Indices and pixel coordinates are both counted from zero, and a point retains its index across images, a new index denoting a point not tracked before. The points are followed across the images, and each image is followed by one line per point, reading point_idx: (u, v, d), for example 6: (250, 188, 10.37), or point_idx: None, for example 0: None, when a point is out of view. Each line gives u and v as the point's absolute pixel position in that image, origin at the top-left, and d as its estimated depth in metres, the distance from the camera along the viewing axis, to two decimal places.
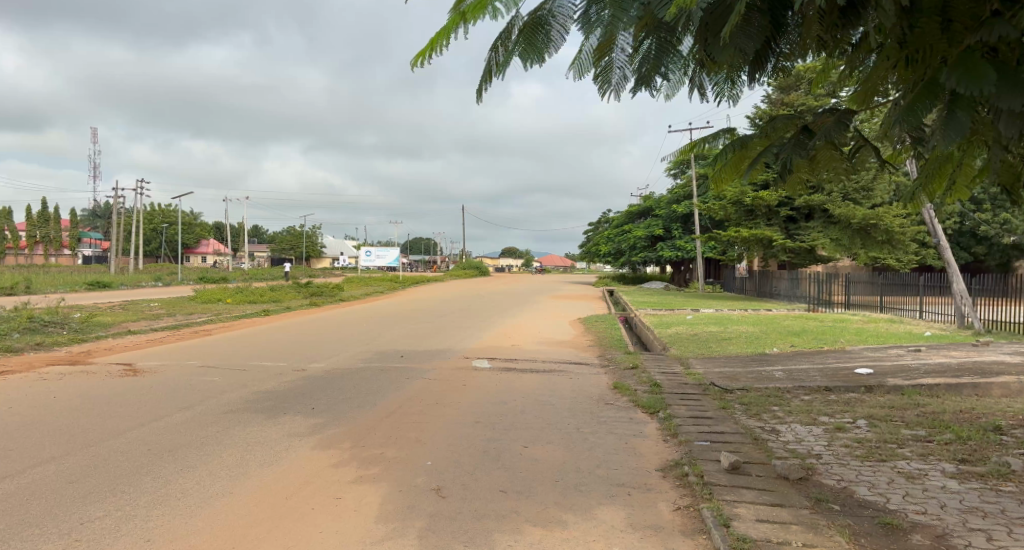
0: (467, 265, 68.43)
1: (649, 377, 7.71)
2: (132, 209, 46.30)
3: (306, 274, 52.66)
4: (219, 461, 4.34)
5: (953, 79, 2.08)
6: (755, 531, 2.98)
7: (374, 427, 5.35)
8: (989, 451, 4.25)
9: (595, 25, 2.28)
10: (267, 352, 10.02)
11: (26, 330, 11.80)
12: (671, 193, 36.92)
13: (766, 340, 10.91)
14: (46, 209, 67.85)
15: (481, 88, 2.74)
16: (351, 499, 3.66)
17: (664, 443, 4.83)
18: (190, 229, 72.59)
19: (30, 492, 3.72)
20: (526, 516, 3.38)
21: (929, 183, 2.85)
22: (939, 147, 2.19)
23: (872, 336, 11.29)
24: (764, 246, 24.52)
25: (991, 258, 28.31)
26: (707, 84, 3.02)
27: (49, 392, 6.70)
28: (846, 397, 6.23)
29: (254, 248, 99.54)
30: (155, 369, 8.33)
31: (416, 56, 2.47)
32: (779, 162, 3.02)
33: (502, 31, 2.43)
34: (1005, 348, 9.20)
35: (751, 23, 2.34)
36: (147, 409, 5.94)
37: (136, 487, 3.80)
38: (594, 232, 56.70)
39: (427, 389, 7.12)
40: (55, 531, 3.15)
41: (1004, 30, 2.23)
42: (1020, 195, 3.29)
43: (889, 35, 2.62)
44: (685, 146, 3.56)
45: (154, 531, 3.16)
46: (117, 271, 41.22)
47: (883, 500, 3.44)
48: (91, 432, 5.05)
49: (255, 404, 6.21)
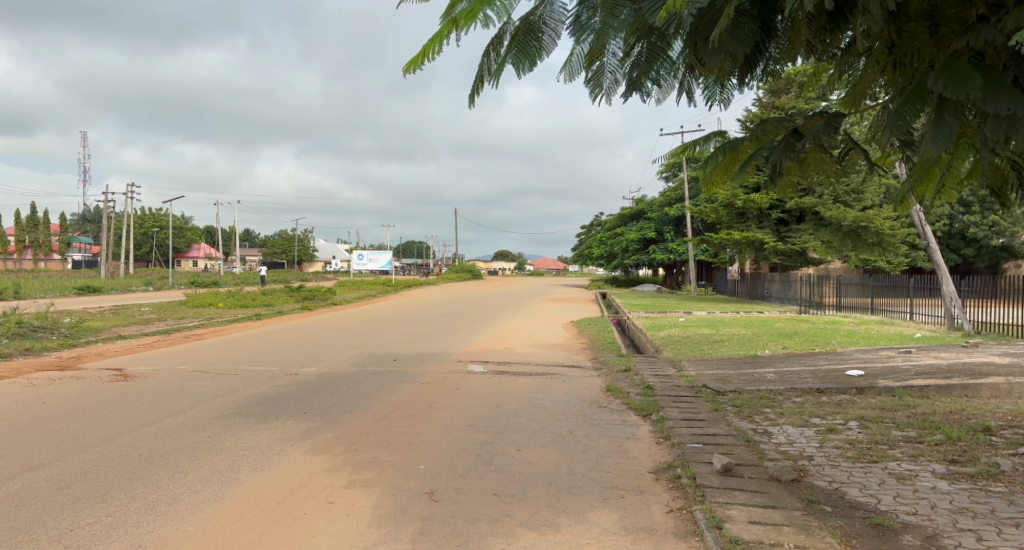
0: (461, 268, 68.53)
1: (642, 380, 7.69)
2: (123, 213, 46.14)
3: (296, 279, 51.84)
4: (210, 467, 4.29)
5: (941, 83, 2.09)
6: (747, 533, 2.98)
7: (367, 432, 5.32)
8: (979, 451, 4.28)
9: (585, 31, 2.26)
10: (260, 356, 9.99)
11: (14, 335, 11.70)
12: (664, 197, 36.64)
13: (758, 343, 10.96)
14: (33, 214, 67.35)
15: (474, 94, 2.73)
16: (343, 503, 3.63)
17: (657, 445, 4.85)
18: (180, 233, 72.10)
19: (20, 498, 3.68)
20: (519, 519, 3.37)
21: (918, 185, 2.87)
22: (929, 151, 2.20)
23: (863, 338, 11.36)
24: (756, 247, 24.63)
25: (979, 260, 28.76)
26: (697, 88, 3.03)
27: (39, 397, 6.66)
28: (838, 399, 6.25)
29: (246, 253, 99.29)
30: (147, 373, 8.28)
31: (409, 63, 2.45)
32: (770, 165, 3.00)
33: (493, 39, 2.45)
34: (994, 349, 9.29)
35: (740, 28, 2.34)
36: (137, 413, 5.90)
37: (126, 493, 3.76)
38: (588, 235, 56.81)
39: (418, 393, 7.07)
40: (45, 537, 3.12)
41: (990, 35, 2.25)
42: (1008, 198, 3.30)
43: (878, 38, 2.62)
44: (675, 149, 3.56)
45: (146, 537, 3.13)
46: (105, 275, 40.84)
47: (874, 501, 3.44)
48: (82, 438, 5.01)
49: (246, 409, 6.14)
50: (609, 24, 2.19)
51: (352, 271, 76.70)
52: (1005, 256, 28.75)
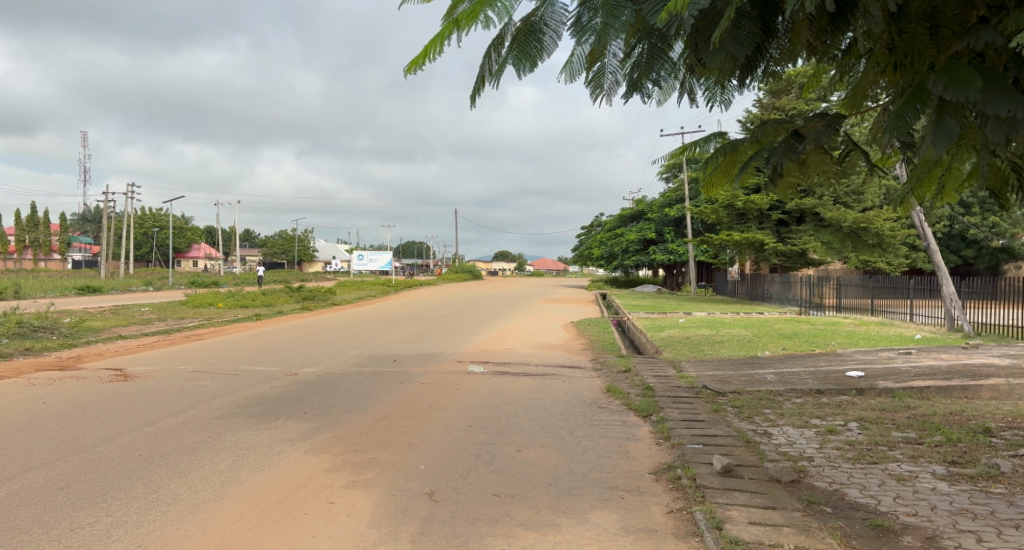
0: (461, 268, 68.57)
1: (642, 380, 7.70)
2: (122, 212, 46.11)
3: (295, 280, 51.70)
4: (210, 467, 4.29)
5: (941, 85, 2.10)
6: (747, 534, 2.99)
7: (367, 432, 5.33)
8: (979, 452, 4.29)
9: (586, 32, 2.26)
10: (260, 356, 9.98)
11: (14, 335, 11.70)
12: (664, 197, 36.64)
13: (757, 343, 10.98)
14: (33, 214, 67.34)
15: (475, 95, 2.73)
16: (343, 504, 3.63)
17: (657, 446, 4.85)
18: (180, 233, 72.08)
19: (20, 498, 3.68)
20: (519, 520, 3.37)
21: (918, 186, 2.87)
22: (928, 153, 2.20)
23: (863, 339, 11.33)
24: (755, 248, 24.60)
25: (980, 262, 28.81)
26: (698, 89, 3.04)
27: (39, 397, 6.65)
28: (838, 400, 6.26)
29: (247, 253, 99.35)
30: (147, 373, 8.29)
31: (409, 64, 2.45)
32: (771, 166, 3.02)
33: (494, 39, 2.45)
34: (994, 350, 9.31)
35: (741, 29, 2.34)
36: (137, 413, 5.89)
37: (127, 493, 3.76)
38: (588, 236, 56.83)
39: (418, 394, 7.07)
40: (45, 536, 3.12)
41: (990, 36, 2.26)
42: (1008, 199, 3.31)
43: (879, 40, 2.63)
44: (675, 150, 3.56)
45: (147, 536, 3.13)
46: (104, 275, 40.78)
47: (875, 502, 3.45)
48: (82, 437, 5.02)
49: (246, 410, 6.13)
50: (610, 24, 2.19)
51: (352, 271, 76.72)
52: (1005, 258, 28.79)
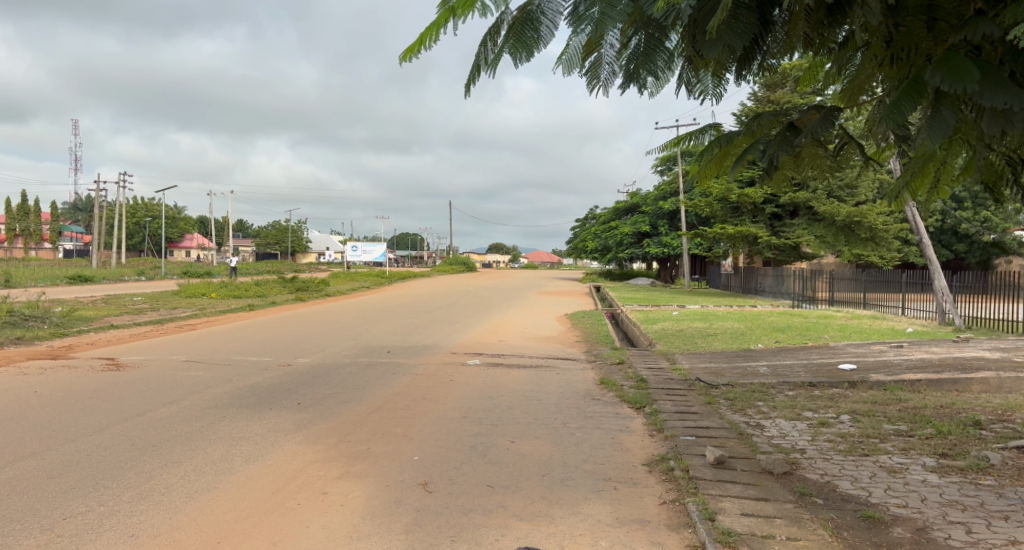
0: (456, 261, 68.43)
1: (636, 372, 7.75)
2: (114, 201, 45.76)
3: (289, 272, 50.85)
4: (203, 457, 4.27)
5: (938, 77, 2.08)
6: (740, 525, 3.00)
7: (361, 423, 5.31)
8: (969, 445, 4.33)
9: (583, 22, 2.24)
10: (253, 347, 9.90)
11: (4, 324, 11.55)
12: (658, 190, 36.73)
13: (750, 336, 11.07)
14: (24, 202, 66.62)
15: (470, 84, 2.70)
16: (337, 495, 3.62)
17: (651, 438, 4.86)
18: (173, 223, 71.70)
19: (10, 487, 3.64)
20: (513, 511, 3.37)
21: (914, 180, 2.86)
22: (924, 145, 2.18)
23: (855, 333, 11.44)
24: (749, 242, 24.67)
25: (971, 256, 29.01)
26: (695, 81, 3.01)
27: (29, 387, 6.55)
28: (830, 392, 6.31)
29: (240, 243, 98.97)
30: (138, 363, 8.20)
31: (405, 51, 2.41)
32: (766, 158, 2.99)
33: (491, 28, 2.41)
34: (983, 344, 9.43)
35: (739, 19, 2.31)
36: (128, 404, 5.82)
37: (119, 483, 3.73)
38: (583, 228, 57.05)
39: (413, 385, 7.06)
40: (36, 526, 3.09)
41: (988, 29, 2.24)
42: (1001, 194, 3.30)
43: (876, 33, 2.63)
44: (669, 142, 3.54)
45: (138, 527, 3.11)
46: (96, 265, 40.28)
47: (865, 494, 3.47)
48: (74, 427, 4.96)
49: (238, 400, 6.09)
50: (607, 14, 2.18)
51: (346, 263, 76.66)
52: (996, 252, 29.03)
